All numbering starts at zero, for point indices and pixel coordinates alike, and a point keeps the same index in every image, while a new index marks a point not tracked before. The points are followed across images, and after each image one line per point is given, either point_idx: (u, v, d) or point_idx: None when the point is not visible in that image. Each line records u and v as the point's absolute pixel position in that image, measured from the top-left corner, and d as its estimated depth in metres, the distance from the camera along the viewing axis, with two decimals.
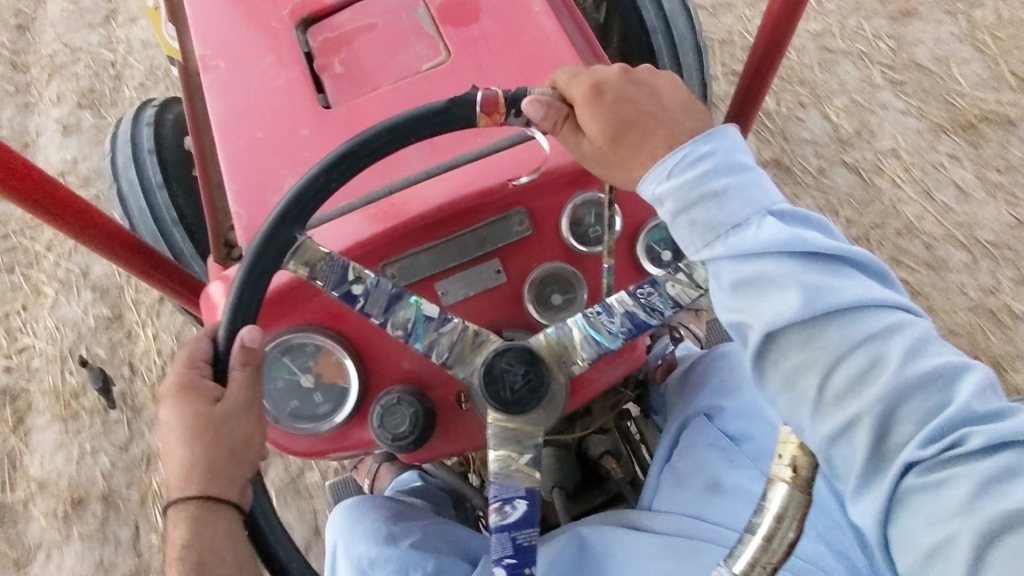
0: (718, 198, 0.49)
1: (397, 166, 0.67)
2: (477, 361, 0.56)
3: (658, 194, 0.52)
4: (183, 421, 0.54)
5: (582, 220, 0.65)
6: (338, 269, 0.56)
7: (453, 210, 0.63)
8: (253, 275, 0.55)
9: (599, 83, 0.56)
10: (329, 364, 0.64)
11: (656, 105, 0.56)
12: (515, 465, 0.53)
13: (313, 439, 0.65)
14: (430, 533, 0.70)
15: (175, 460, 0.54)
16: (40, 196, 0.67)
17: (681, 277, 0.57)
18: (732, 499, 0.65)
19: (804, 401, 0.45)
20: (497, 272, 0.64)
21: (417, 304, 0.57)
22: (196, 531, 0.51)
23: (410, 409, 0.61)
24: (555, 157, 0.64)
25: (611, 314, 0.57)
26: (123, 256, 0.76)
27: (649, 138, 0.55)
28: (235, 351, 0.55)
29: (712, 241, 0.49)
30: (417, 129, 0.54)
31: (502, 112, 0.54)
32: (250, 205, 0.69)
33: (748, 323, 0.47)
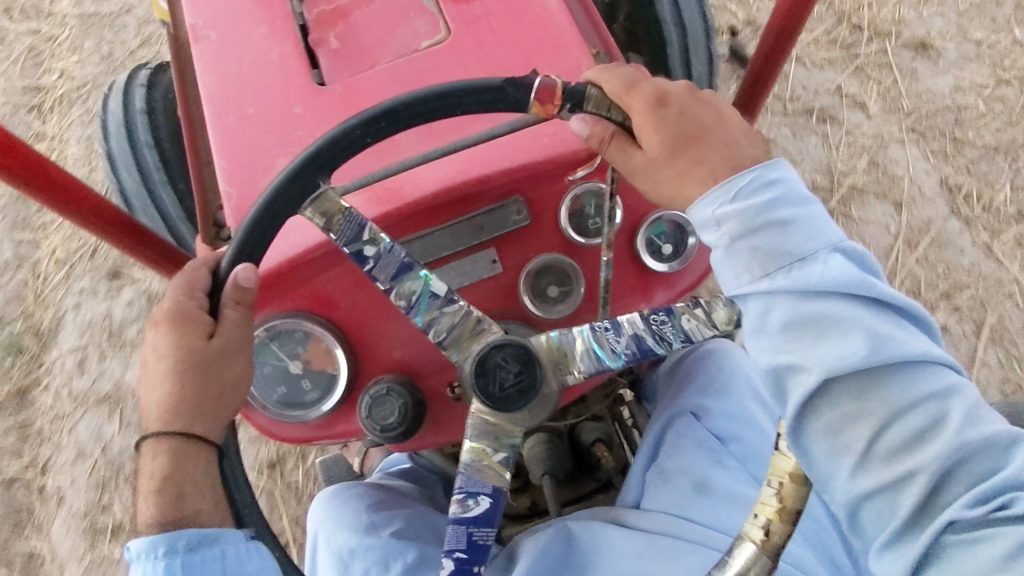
0: (785, 227, 0.46)
1: (394, 148, 0.64)
2: (473, 348, 0.54)
3: (718, 216, 0.49)
4: (176, 353, 0.52)
5: (582, 210, 0.63)
6: (354, 227, 0.53)
7: (449, 196, 0.61)
8: (250, 244, 0.53)
9: (663, 93, 0.53)
10: (318, 351, 0.62)
11: (721, 124, 0.54)
12: (488, 461, 0.52)
13: (302, 426, 0.64)
14: (413, 522, 0.69)
15: (160, 391, 0.52)
16: (27, 172, 0.65)
17: (699, 313, 0.54)
18: (716, 500, 0.66)
19: (846, 452, 0.43)
20: (493, 262, 0.62)
21: (426, 279, 0.54)
22: (176, 463, 0.50)
23: (400, 400, 0.60)
24: (558, 145, 0.61)
25: (619, 333, 0.53)
26: (111, 233, 0.74)
27: (710, 158, 0.52)
28: (228, 287, 0.52)
29: (772, 271, 0.46)
30: (468, 102, 0.51)
31: (557, 103, 0.51)
32: (240, 184, 0.66)
33: (801, 368, 0.44)
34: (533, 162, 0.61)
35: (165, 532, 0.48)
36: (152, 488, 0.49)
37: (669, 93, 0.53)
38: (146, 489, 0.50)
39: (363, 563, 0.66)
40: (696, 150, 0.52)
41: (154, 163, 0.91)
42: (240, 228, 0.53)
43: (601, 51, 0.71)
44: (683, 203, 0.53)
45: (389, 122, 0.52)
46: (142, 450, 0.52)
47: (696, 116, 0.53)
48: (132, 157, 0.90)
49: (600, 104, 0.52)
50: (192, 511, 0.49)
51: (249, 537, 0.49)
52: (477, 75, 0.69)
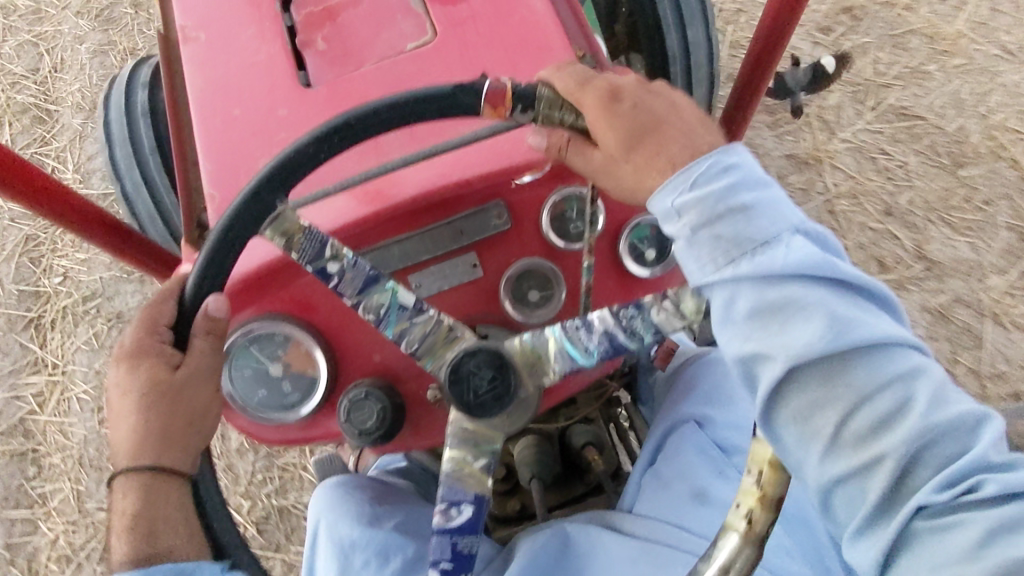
0: (746, 213, 0.45)
1: (376, 151, 0.64)
2: (447, 356, 0.53)
3: (677, 206, 0.48)
4: (141, 387, 0.51)
5: (564, 214, 0.62)
6: (316, 242, 0.52)
7: (429, 200, 0.60)
8: (213, 264, 0.52)
9: (616, 89, 0.52)
10: (298, 354, 0.62)
11: (676, 115, 0.53)
12: (468, 469, 0.52)
13: (283, 428, 0.64)
14: (412, 520, 0.70)
15: (126, 427, 0.51)
16: (13, 177, 0.65)
17: (667, 305, 0.52)
18: (713, 509, 0.65)
19: (815, 438, 0.42)
20: (474, 265, 0.62)
21: (393, 290, 0.53)
22: (147, 499, 0.49)
23: (378, 405, 0.60)
24: (539, 149, 0.61)
25: (589, 330, 0.52)
26: (100, 236, 0.74)
27: (667, 147, 0.51)
28: (200, 318, 0.52)
29: (736, 259, 0.44)
30: (420, 110, 0.51)
31: (507, 107, 0.50)
32: (223, 186, 0.66)
33: (768, 356, 0.43)
34: (514, 166, 0.61)
35: (139, 569, 0.48)
36: (128, 527, 0.49)
37: (622, 89, 0.52)
38: (120, 527, 0.49)
39: (363, 557, 0.66)
40: (650, 142, 0.51)
41: (156, 166, 0.92)
42: (201, 256, 0.52)
43: (587, 53, 0.70)
44: (643, 195, 0.52)
45: (344, 135, 0.51)
46: (113, 489, 0.51)
47: (647, 108, 0.52)
48: (136, 165, 0.91)
49: (552, 105, 0.51)
50: (166, 546, 0.49)
51: (222, 568, 0.49)
52: (463, 76, 0.69)
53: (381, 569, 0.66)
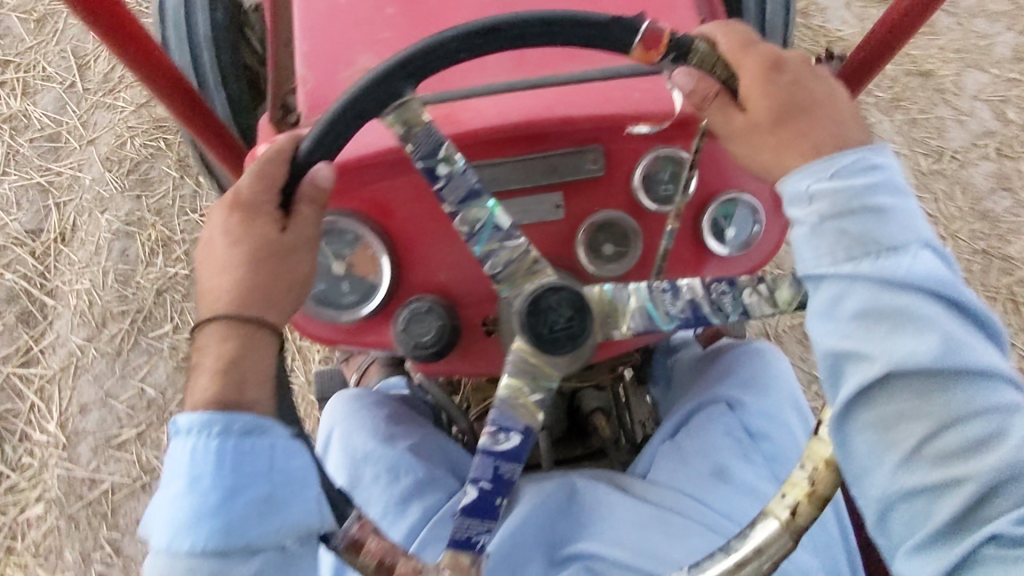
0: (878, 214, 0.45)
1: (481, 71, 0.64)
2: (527, 287, 0.53)
3: (811, 191, 0.48)
4: (250, 240, 0.51)
5: (656, 174, 0.61)
6: (432, 140, 0.52)
7: (529, 131, 0.59)
8: (327, 138, 0.52)
9: (780, 59, 0.52)
10: (363, 257, 0.61)
11: (831, 101, 0.53)
12: (523, 400, 0.52)
13: (334, 327, 0.63)
14: (424, 442, 0.72)
15: (229, 277, 0.51)
16: (102, 14, 0.63)
17: (762, 290, 0.53)
18: (733, 488, 0.66)
19: (890, 448, 0.43)
20: (556, 207, 0.61)
21: (492, 209, 0.52)
22: (244, 349, 0.49)
23: (439, 321, 0.60)
24: (650, 103, 0.61)
25: (676, 296, 0.53)
26: (172, 97, 0.71)
27: (815, 130, 0.51)
28: (305, 185, 0.53)
29: (857, 256, 0.45)
30: (570, 35, 0.50)
31: (660, 52, 0.50)
32: (317, 72, 0.64)
33: (866, 359, 0.44)
34: (621, 114, 0.60)
35: (221, 413, 0.46)
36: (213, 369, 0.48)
37: (785, 60, 0.52)
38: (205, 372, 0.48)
39: (374, 469, 0.68)
40: (800, 122, 0.51)
41: (203, 23, 0.89)
42: (314, 132, 0.52)
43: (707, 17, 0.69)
44: (778, 174, 0.52)
45: (489, 39, 0.50)
46: (202, 331, 0.50)
47: (805, 89, 0.52)
48: (188, 35, 0.89)
49: (705, 60, 0.51)
50: (253, 401, 0.48)
51: (292, 436, 0.49)
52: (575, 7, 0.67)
53: (389, 485, 0.67)
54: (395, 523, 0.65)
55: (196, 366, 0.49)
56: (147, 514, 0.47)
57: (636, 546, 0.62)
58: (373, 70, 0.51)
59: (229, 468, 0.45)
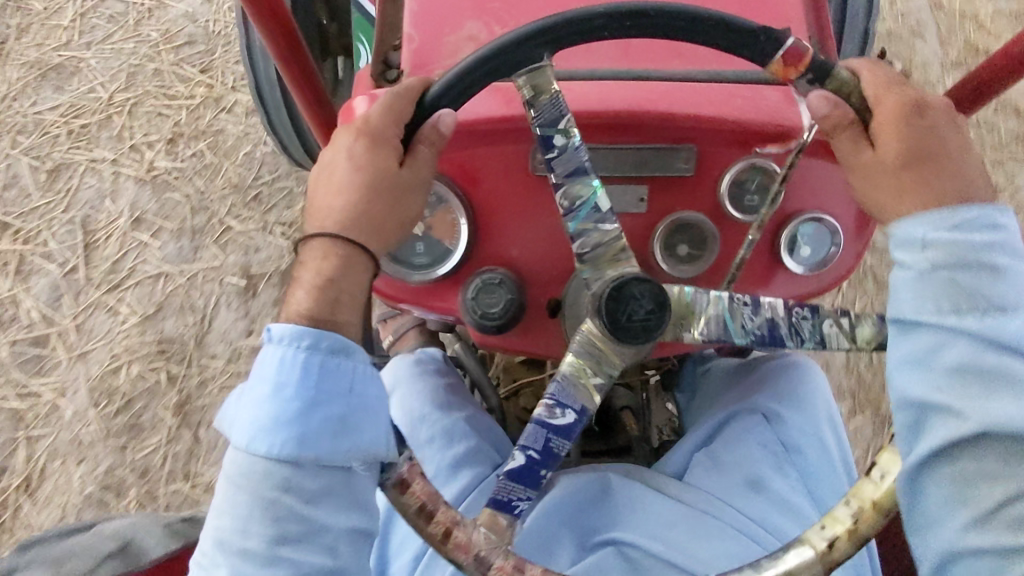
0: (993, 272, 0.46)
1: (586, 53, 0.64)
2: (609, 274, 0.53)
3: (926, 238, 0.49)
4: (367, 168, 0.54)
5: (744, 184, 0.61)
6: (554, 111, 0.51)
7: (630, 120, 0.59)
8: (446, 100, 0.53)
9: (918, 102, 0.53)
10: (442, 221, 0.62)
11: (964, 155, 0.53)
12: (584, 380, 0.53)
13: (402, 284, 0.64)
14: (475, 416, 0.74)
15: (342, 200, 0.54)
16: None
17: (842, 323, 0.54)
18: (766, 500, 0.67)
19: (965, 504, 0.45)
20: (641, 201, 0.62)
21: (595, 188, 0.52)
22: (341, 270, 0.52)
23: (508, 295, 0.61)
24: (752, 111, 0.60)
25: (756, 310, 0.54)
26: (270, 31, 0.70)
27: (942, 180, 0.51)
28: (429, 128, 0.53)
29: (963, 310, 0.46)
30: (703, 35, 0.50)
31: (797, 70, 0.51)
32: (424, 31, 0.65)
33: (955, 412, 0.45)
34: (724, 118, 0.60)
35: (311, 328, 0.49)
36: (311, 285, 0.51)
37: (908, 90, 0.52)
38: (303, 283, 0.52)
39: (428, 431, 0.71)
40: (927, 169, 0.52)
41: None
42: (440, 84, 0.52)
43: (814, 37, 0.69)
44: (889, 218, 0.53)
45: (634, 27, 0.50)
46: (305, 245, 0.54)
47: (940, 138, 0.52)
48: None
49: (839, 85, 0.52)
50: (342, 320, 0.51)
51: (371, 364, 0.52)
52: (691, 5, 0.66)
53: (442, 449, 0.69)
54: (444, 485, 0.67)
55: (297, 277, 0.52)
56: (226, 414, 0.50)
57: (670, 543, 0.63)
58: (507, 34, 0.50)
59: (312, 381, 0.48)
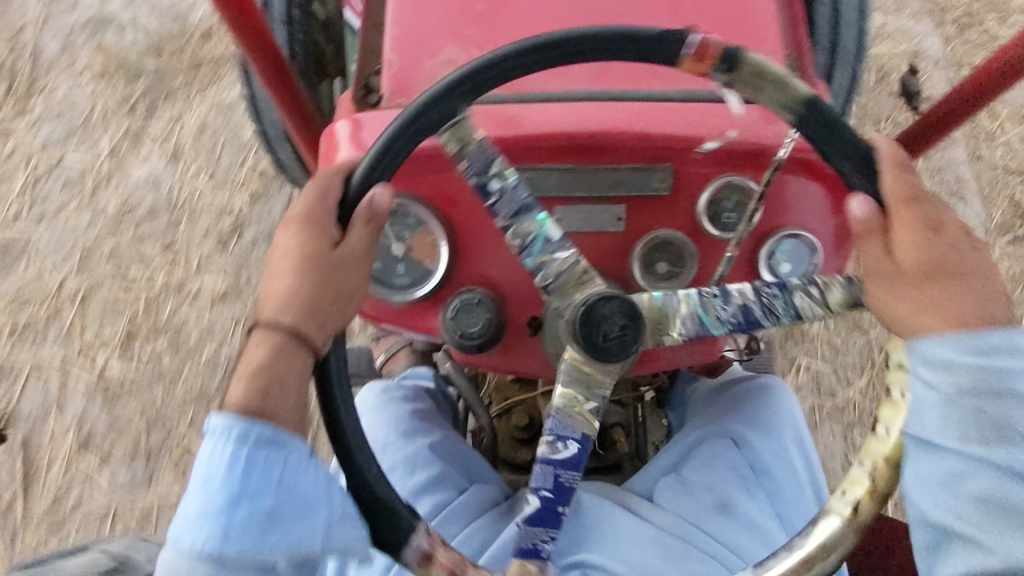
0: (1020, 401, 0.44)
1: (563, 77, 0.66)
2: (577, 298, 0.53)
3: (950, 362, 0.46)
4: (300, 251, 0.52)
5: (720, 202, 0.62)
6: (485, 157, 0.53)
7: (602, 141, 0.60)
8: (407, 131, 0.53)
9: (938, 217, 0.50)
10: (422, 242, 0.63)
11: (986, 272, 0.50)
12: (578, 408, 0.53)
13: (383, 304, 0.65)
14: (444, 442, 0.75)
15: (281, 283, 0.51)
16: None
17: (814, 293, 0.54)
18: (734, 521, 0.68)
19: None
20: (618, 220, 0.62)
21: (543, 222, 0.53)
22: (275, 359, 0.49)
23: (487, 315, 0.61)
24: (727, 131, 0.61)
25: (726, 300, 0.54)
26: (258, 58, 0.73)
27: (966, 301, 0.48)
28: (365, 207, 0.53)
29: (992, 442, 0.44)
30: (613, 48, 0.52)
31: (710, 63, 0.50)
32: (404, 56, 0.66)
33: (978, 543, 0.44)
34: (699, 137, 0.61)
35: (241, 419, 0.47)
36: (244, 378, 0.48)
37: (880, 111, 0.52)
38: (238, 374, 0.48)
39: (393, 459, 0.73)
40: (950, 282, 0.48)
41: None
42: (372, 151, 0.54)
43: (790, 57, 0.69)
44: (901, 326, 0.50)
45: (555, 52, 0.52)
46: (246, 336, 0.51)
47: (961, 253, 0.49)
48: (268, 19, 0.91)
49: (751, 77, 0.50)
50: (275, 409, 0.48)
51: (305, 452, 0.48)
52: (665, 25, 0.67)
53: (406, 475, 0.71)
54: None
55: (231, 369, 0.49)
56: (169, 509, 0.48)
57: (636, 565, 0.65)
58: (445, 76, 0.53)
59: (242, 478, 0.46)
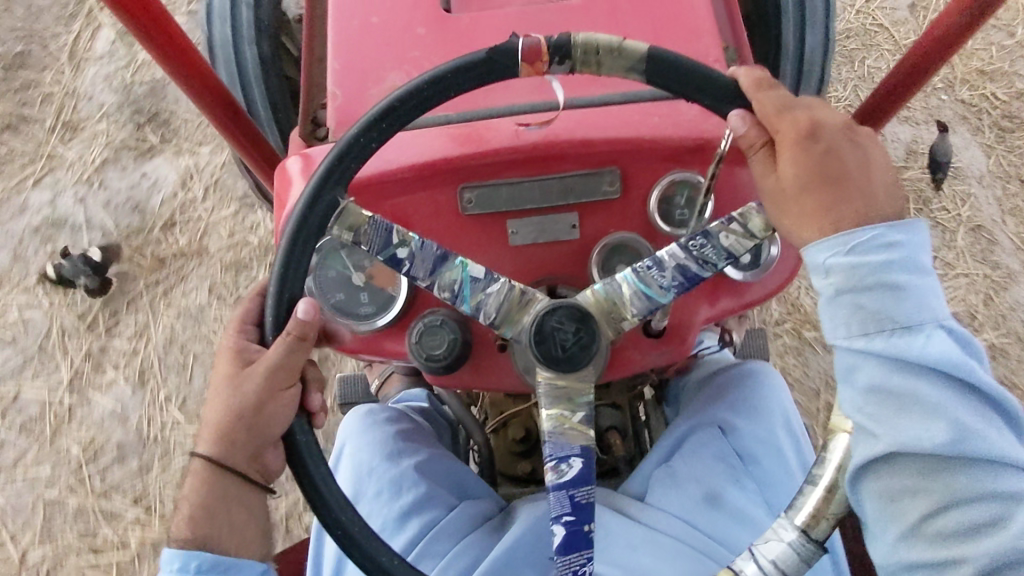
0: (895, 292, 0.46)
1: (502, 92, 0.66)
2: (525, 320, 0.55)
3: (828, 264, 0.49)
4: (227, 384, 0.57)
5: (672, 199, 0.62)
6: (381, 234, 0.56)
7: (543, 151, 0.61)
8: (304, 226, 0.54)
9: (815, 125, 0.53)
10: (383, 271, 0.63)
11: (864, 174, 0.53)
12: (568, 424, 0.53)
13: (350, 336, 0.65)
14: (433, 457, 0.73)
15: (216, 411, 0.57)
16: (151, 23, 0.66)
17: (735, 228, 0.56)
18: (723, 514, 0.66)
19: (895, 517, 0.46)
20: (573, 227, 0.62)
21: (463, 265, 0.56)
22: (215, 499, 0.56)
23: (452, 334, 0.62)
24: (668, 129, 0.61)
25: (662, 268, 0.55)
26: (210, 107, 0.75)
27: (841, 205, 0.51)
28: (291, 322, 0.54)
29: (872, 332, 0.47)
30: (460, 81, 0.54)
31: (544, 61, 0.53)
32: (348, 89, 0.67)
33: (871, 432, 0.46)
34: (639, 138, 0.61)
35: (191, 549, 0.54)
36: (189, 516, 0.56)
37: (795, 113, 0.53)
38: (184, 509, 0.56)
39: (376, 484, 0.71)
40: (831, 193, 0.52)
41: (251, 55, 0.91)
42: (276, 266, 0.55)
43: (732, 48, 0.69)
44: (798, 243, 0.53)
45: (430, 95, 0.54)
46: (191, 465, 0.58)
47: (840, 159, 0.53)
48: (235, 64, 0.91)
49: (587, 50, 0.52)
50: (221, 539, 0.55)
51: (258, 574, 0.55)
52: (602, 31, 0.67)
53: (391, 500, 0.69)
54: (394, 537, 0.68)
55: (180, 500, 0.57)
56: None
57: (625, 567, 0.62)
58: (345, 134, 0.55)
59: None
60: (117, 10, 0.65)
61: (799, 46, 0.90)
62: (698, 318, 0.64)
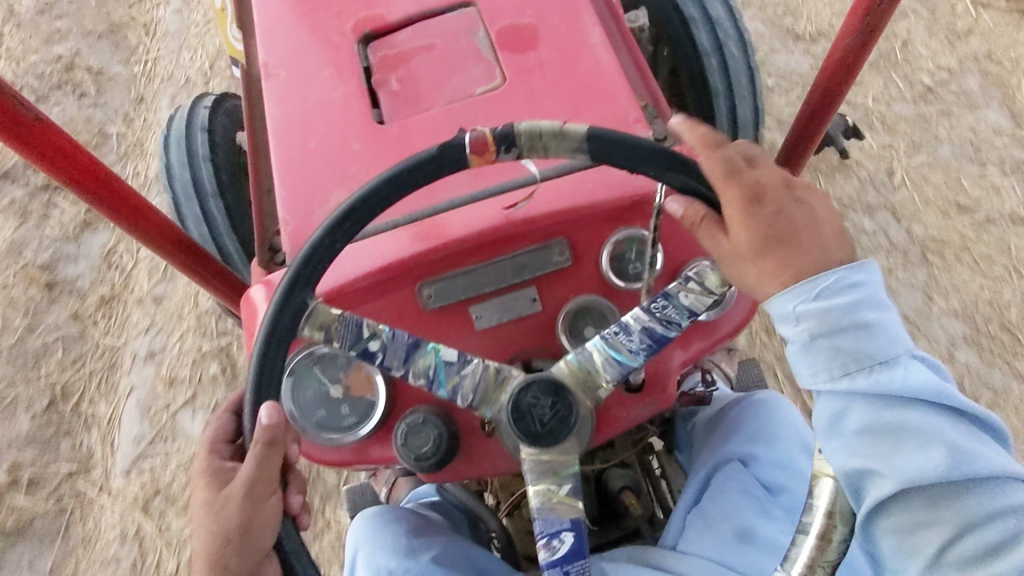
0: (868, 330, 0.49)
1: (442, 188, 0.68)
2: (501, 400, 0.56)
3: (798, 311, 0.51)
4: (205, 509, 0.56)
5: (623, 255, 0.64)
6: (352, 328, 0.56)
7: (493, 236, 0.63)
8: (274, 338, 0.54)
9: (761, 190, 0.55)
10: (358, 378, 0.64)
11: (815, 230, 0.55)
12: (556, 498, 0.54)
13: (339, 451, 0.65)
14: (450, 549, 0.71)
15: (202, 540, 0.56)
16: (102, 190, 0.69)
17: (693, 286, 0.58)
18: (760, 551, 0.64)
19: (913, 551, 0.47)
20: (533, 300, 0.64)
21: (435, 351, 0.57)
22: None
23: (436, 430, 0.62)
24: (604, 192, 0.64)
25: (629, 333, 0.56)
26: (170, 252, 0.77)
27: (796, 257, 0.54)
28: (259, 430, 0.54)
29: (853, 372, 0.49)
30: (413, 178, 0.54)
31: (492, 150, 0.53)
32: (297, 214, 0.70)
33: (879, 474, 0.48)
34: (578, 207, 0.63)
35: None
36: None
37: (724, 170, 0.55)
38: None
39: None
40: (782, 251, 0.54)
41: (209, 177, 0.95)
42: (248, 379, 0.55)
43: (649, 104, 0.73)
44: (761, 297, 0.55)
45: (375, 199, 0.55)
46: None
47: (789, 219, 0.55)
48: (192, 184, 0.94)
49: (533, 136, 0.52)
50: None
51: None
52: (526, 118, 0.72)
53: None
54: None
55: None
56: None
57: None
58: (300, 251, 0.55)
59: None
60: (68, 182, 0.68)
61: (732, 108, 0.94)
62: (674, 364, 0.65)
